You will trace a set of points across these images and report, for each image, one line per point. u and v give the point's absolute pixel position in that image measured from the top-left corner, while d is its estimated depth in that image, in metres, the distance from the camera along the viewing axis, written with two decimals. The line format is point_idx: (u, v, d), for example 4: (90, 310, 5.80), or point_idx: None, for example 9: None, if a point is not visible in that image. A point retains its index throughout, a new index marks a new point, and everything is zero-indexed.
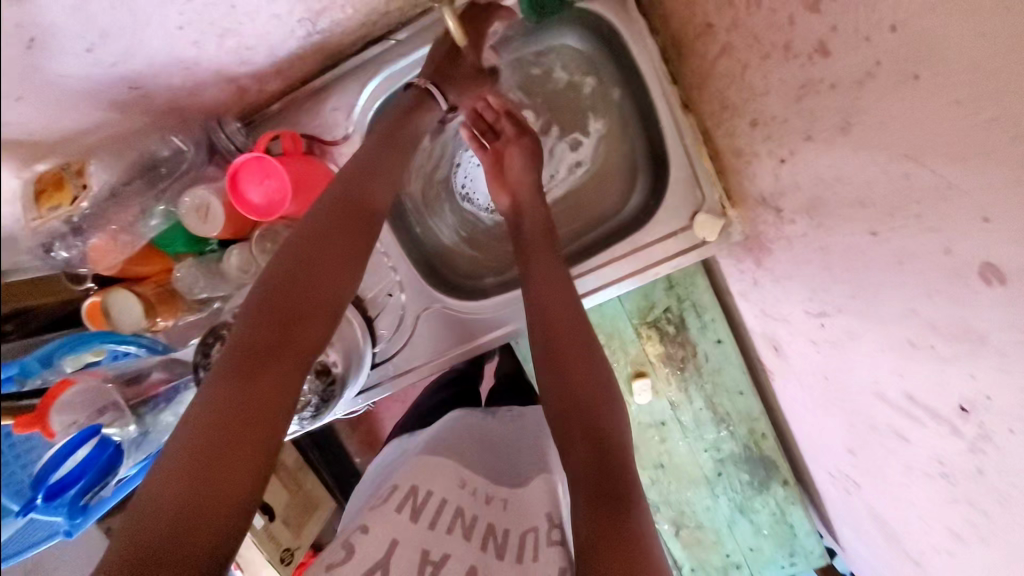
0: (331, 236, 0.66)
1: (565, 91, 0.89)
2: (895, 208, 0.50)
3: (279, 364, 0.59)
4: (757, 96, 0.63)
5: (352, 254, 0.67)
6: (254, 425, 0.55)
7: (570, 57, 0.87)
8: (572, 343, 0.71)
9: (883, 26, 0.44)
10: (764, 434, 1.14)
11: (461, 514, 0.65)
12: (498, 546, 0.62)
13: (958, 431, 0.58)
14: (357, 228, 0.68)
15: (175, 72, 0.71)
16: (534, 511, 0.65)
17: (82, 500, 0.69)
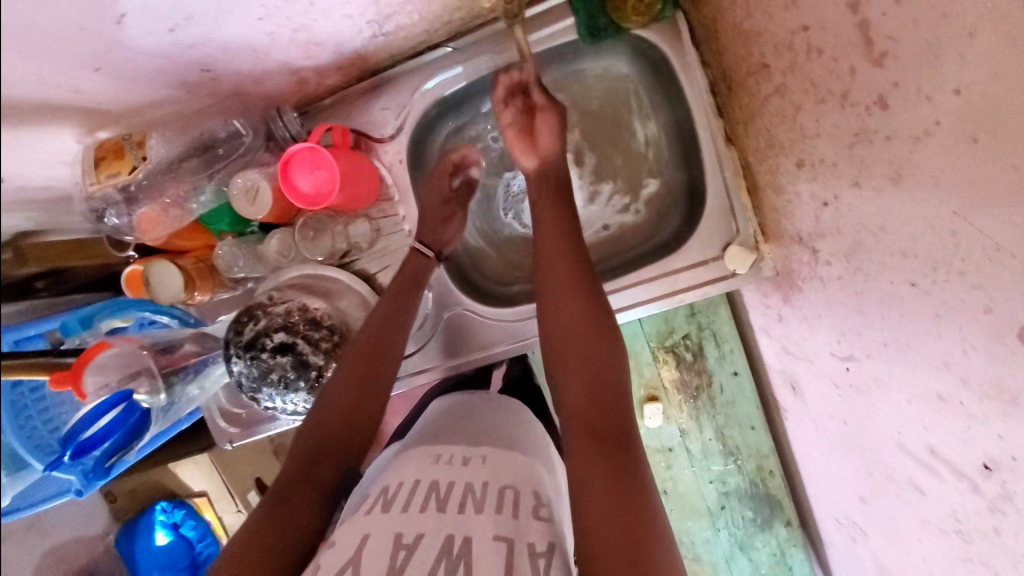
0: (376, 352, 0.73)
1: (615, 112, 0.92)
2: (939, 263, 0.51)
3: (347, 421, 0.68)
4: (807, 138, 0.63)
5: (392, 363, 0.74)
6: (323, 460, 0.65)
7: (638, 118, 0.91)
8: (584, 342, 0.68)
9: (948, 88, 0.46)
10: (772, 471, 1.14)
11: (436, 486, 0.60)
12: (477, 502, 0.58)
13: (978, 489, 0.58)
14: (396, 345, 0.76)
15: (246, 60, 0.73)
16: (517, 476, 0.63)
17: (107, 462, 0.73)
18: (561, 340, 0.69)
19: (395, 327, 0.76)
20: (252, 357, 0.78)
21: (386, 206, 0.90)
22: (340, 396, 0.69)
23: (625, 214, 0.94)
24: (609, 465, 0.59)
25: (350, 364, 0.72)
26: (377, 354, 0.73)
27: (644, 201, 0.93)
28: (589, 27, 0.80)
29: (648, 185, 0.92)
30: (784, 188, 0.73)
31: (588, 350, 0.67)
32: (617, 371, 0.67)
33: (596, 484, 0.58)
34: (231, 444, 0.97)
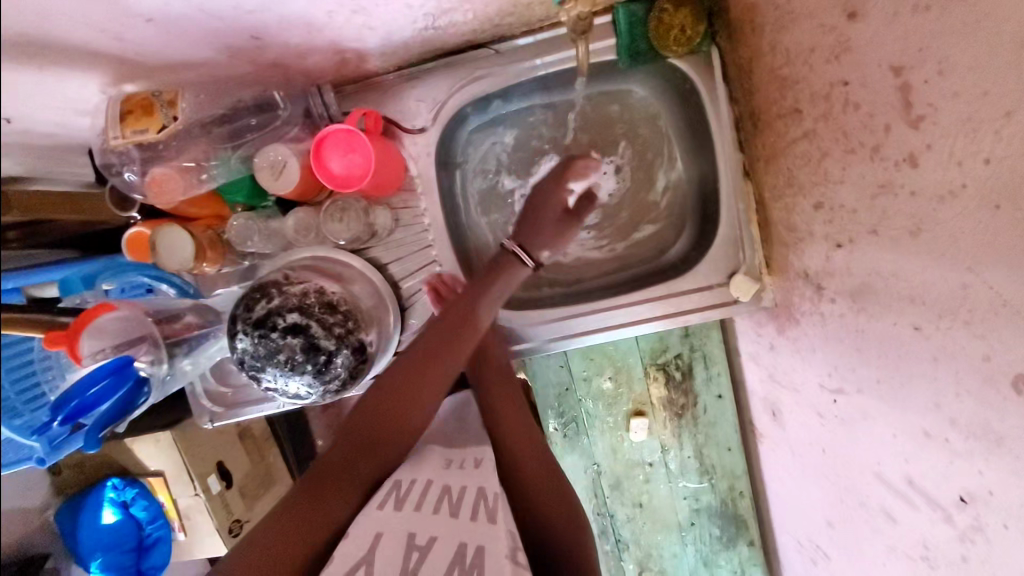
0: (433, 360, 0.75)
1: (642, 134, 0.94)
2: (945, 310, 0.56)
3: (389, 428, 0.72)
4: (829, 182, 0.69)
5: (445, 374, 0.75)
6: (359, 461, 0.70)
7: (663, 164, 0.94)
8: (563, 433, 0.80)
9: (980, 156, 0.50)
10: (742, 492, 1.19)
11: (448, 491, 0.64)
12: (489, 505, 0.61)
13: (951, 520, 0.64)
14: (451, 363, 0.76)
15: (297, 34, 0.72)
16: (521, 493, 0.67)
17: (100, 432, 0.73)
18: (513, 432, 0.80)
19: (456, 345, 0.76)
20: (260, 336, 0.74)
21: (408, 197, 0.90)
22: (386, 403, 0.72)
23: (594, 248, 0.98)
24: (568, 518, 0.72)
25: (404, 367, 0.75)
26: (433, 371, 0.75)
27: (628, 239, 0.97)
28: (630, 50, 0.83)
29: (646, 226, 0.96)
30: (797, 227, 0.78)
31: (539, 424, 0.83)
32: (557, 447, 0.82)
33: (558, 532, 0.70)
34: (211, 423, 0.93)
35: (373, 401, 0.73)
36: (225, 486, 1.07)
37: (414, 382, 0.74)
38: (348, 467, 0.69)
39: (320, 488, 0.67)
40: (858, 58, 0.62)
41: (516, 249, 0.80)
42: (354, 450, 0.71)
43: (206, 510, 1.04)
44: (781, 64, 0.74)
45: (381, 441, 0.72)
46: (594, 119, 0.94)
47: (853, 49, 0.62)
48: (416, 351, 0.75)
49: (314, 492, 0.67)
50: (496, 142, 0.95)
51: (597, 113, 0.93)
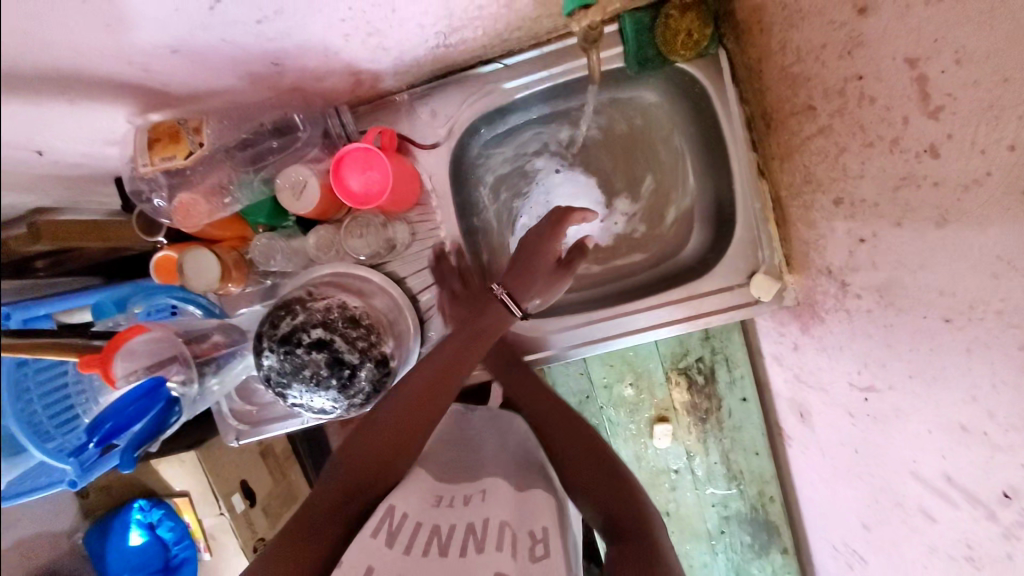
0: (430, 397, 0.72)
1: (645, 141, 0.96)
2: (975, 302, 0.57)
3: (380, 465, 0.68)
4: (848, 178, 0.69)
5: (434, 413, 0.72)
6: (346, 501, 0.65)
7: (673, 171, 0.95)
8: (586, 466, 0.72)
9: (1003, 144, 0.51)
10: (772, 498, 1.16)
11: (437, 530, 0.59)
12: (478, 543, 0.57)
13: (993, 516, 0.63)
14: (444, 400, 0.73)
15: (315, 58, 0.74)
16: (525, 518, 0.61)
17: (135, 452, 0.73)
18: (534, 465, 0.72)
19: (449, 380, 0.73)
20: (286, 352, 0.76)
21: (423, 211, 0.91)
22: (379, 440, 0.69)
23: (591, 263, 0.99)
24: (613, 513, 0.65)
25: (395, 408, 0.71)
26: (427, 409, 0.71)
27: (620, 257, 0.98)
28: (638, 58, 0.84)
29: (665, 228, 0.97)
30: (816, 223, 0.77)
31: (556, 421, 0.78)
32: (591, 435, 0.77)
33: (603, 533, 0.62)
34: (237, 441, 0.94)
35: (365, 439, 0.69)
36: (250, 504, 1.07)
37: (409, 419, 0.70)
38: (333, 508, 0.64)
39: (300, 529, 0.62)
40: (871, 53, 0.62)
41: (504, 296, 0.76)
42: (342, 489, 0.66)
43: (231, 528, 1.03)
44: (791, 62, 0.74)
45: (370, 478, 0.67)
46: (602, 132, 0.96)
47: (867, 43, 0.62)
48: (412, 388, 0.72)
49: (295, 533, 0.61)
50: (541, 132, 0.96)
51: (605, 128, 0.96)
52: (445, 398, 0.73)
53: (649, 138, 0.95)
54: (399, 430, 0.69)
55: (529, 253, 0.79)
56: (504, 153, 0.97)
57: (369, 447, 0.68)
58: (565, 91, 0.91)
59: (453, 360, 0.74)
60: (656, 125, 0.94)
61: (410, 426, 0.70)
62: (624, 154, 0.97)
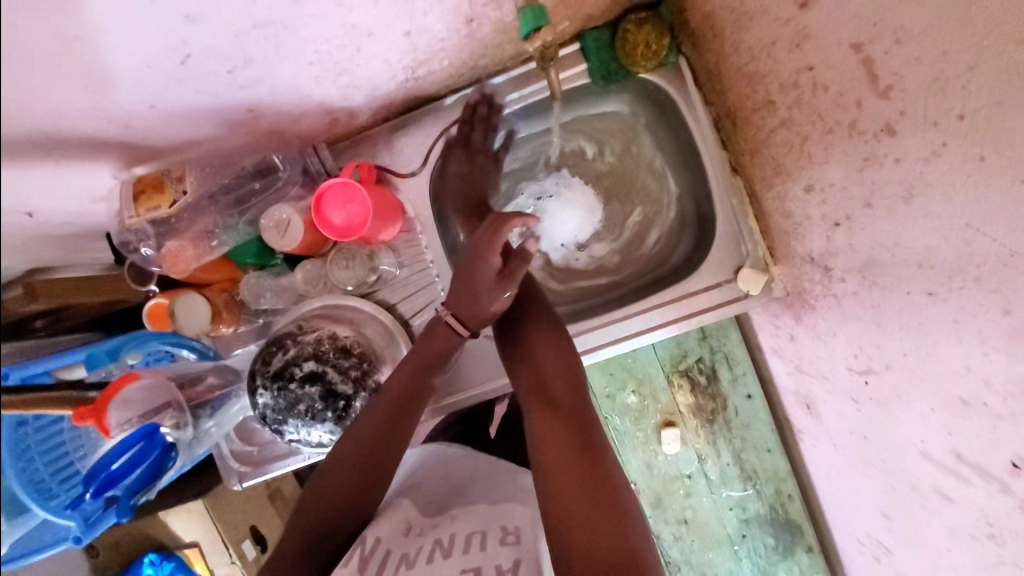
0: (399, 415, 0.72)
1: (624, 151, 0.96)
2: (954, 271, 0.63)
3: (355, 486, 0.67)
4: (815, 165, 0.71)
5: (400, 424, 0.72)
6: (329, 532, 0.65)
7: (655, 181, 0.95)
8: (569, 403, 0.69)
9: (953, 113, 0.60)
10: (790, 496, 1.13)
11: (406, 555, 0.60)
12: (444, 551, 0.59)
13: (1009, 489, 0.66)
14: (409, 421, 0.73)
15: (288, 101, 0.76)
16: (490, 520, 0.63)
17: (132, 500, 0.74)
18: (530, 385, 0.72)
19: (413, 398, 0.74)
20: (280, 387, 0.78)
21: (408, 237, 0.93)
22: (350, 459, 0.68)
23: (558, 281, 0.98)
24: (578, 470, 0.62)
25: (365, 421, 0.71)
26: (396, 427, 0.72)
27: (597, 275, 0.98)
28: (603, 71, 0.87)
29: (650, 236, 0.96)
30: (793, 212, 0.77)
31: (544, 348, 0.74)
32: (574, 361, 0.74)
33: (568, 501, 0.60)
34: (241, 484, 0.94)
35: (338, 462, 0.68)
36: (261, 550, 1.05)
37: (378, 437, 0.70)
38: (315, 538, 0.64)
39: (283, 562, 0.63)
40: (818, 43, 0.69)
41: (450, 319, 0.76)
42: (321, 518, 0.66)
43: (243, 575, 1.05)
44: (746, 61, 0.77)
45: (347, 503, 0.66)
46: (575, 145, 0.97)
47: (813, 35, 0.69)
48: (383, 404, 0.73)
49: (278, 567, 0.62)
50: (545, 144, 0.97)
51: (578, 142, 0.97)
52: (414, 413, 0.74)
53: (628, 143, 0.95)
54: (373, 451, 0.69)
55: (468, 269, 0.72)
56: (511, 156, 0.97)
57: (343, 471, 0.68)
58: (535, 110, 0.93)
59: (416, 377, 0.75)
60: (635, 144, 0.95)
61: (381, 446, 0.70)
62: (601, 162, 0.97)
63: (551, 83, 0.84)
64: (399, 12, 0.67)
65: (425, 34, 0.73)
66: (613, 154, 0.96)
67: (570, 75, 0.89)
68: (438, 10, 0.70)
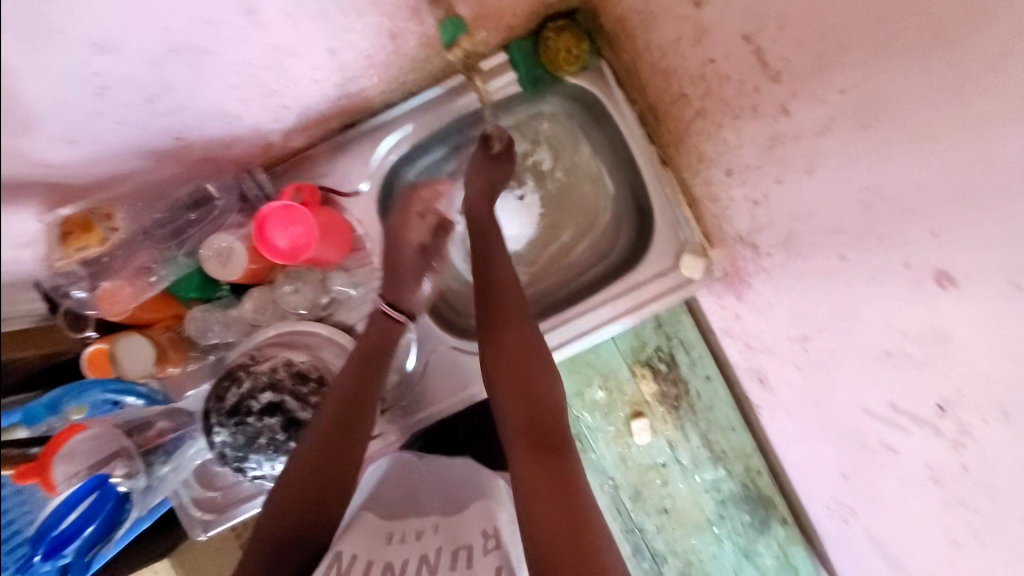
0: (354, 412, 0.73)
1: (566, 151, 1.01)
2: (860, 234, 0.61)
3: (319, 492, 0.65)
4: (730, 149, 0.76)
5: (357, 428, 0.72)
6: (295, 541, 0.61)
7: (592, 185, 1.01)
8: (530, 391, 0.73)
9: (836, 89, 0.56)
10: (759, 470, 1.18)
11: (389, 568, 0.57)
12: (431, 568, 0.57)
13: (940, 430, 0.65)
14: (365, 419, 0.74)
15: (218, 126, 0.75)
16: (469, 529, 0.61)
17: (86, 556, 0.72)
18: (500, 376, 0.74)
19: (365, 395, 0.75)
20: (237, 423, 0.75)
21: (359, 256, 0.93)
22: (311, 460, 0.67)
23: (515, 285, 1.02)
24: (558, 483, 0.63)
25: (320, 420, 0.71)
26: (354, 423, 0.72)
27: (549, 277, 1.02)
28: (530, 79, 0.92)
29: (595, 234, 1.02)
30: (720, 196, 0.84)
31: (511, 339, 0.77)
32: (541, 351, 0.77)
33: (550, 517, 0.59)
34: (206, 533, 0.87)
35: (297, 467, 0.67)
36: None
37: (336, 435, 0.70)
38: (280, 551, 0.60)
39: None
40: (715, 38, 0.70)
41: (386, 308, 0.83)
42: (282, 530, 0.62)
43: None
44: (658, 60, 0.83)
45: (313, 510, 0.64)
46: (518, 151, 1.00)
47: (709, 30, 0.71)
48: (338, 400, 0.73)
49: None
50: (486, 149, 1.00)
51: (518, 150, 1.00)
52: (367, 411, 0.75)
53: (568, 147, 1.01)
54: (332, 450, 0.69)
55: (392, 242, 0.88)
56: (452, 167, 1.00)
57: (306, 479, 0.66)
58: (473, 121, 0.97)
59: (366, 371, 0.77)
60: (573, 146, 1.01)
61: (339, 444, 0.70)
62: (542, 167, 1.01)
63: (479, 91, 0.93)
64: (322, 33, 0.68)
65: (351, 51, 0.74)
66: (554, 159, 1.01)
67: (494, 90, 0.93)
68: (360, 27, 0.71)
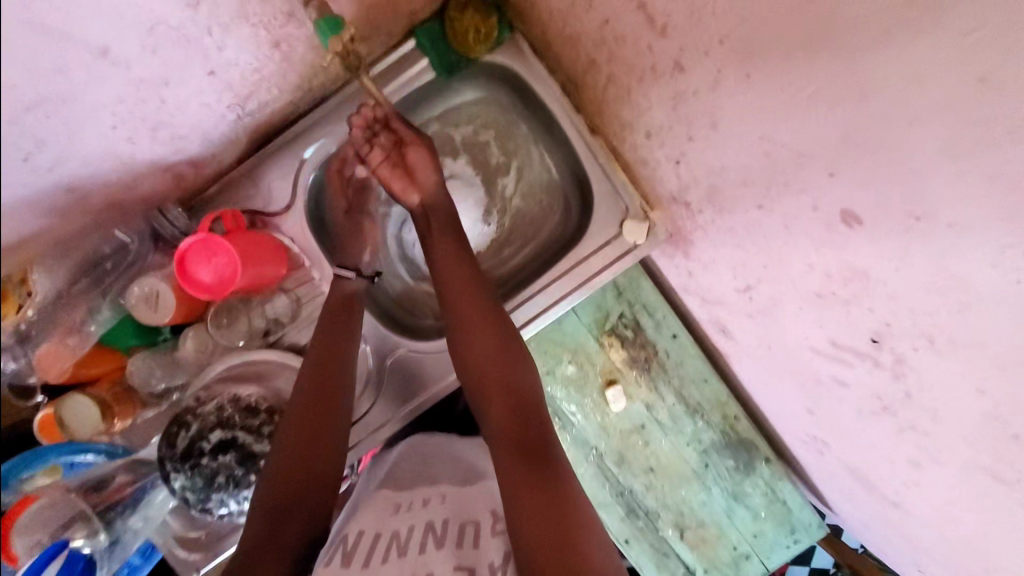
0: (330, 391, 0.75)
1: (508, 140, 1.00)
2: (770, 181, 0.60)
3: (304, 473, 0.68)
4: (643, 112, 0.74)
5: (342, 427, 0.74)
6: (287, 518, 0.63)
7: (535, 170, 1.01)
8: (502, 374, 0.73)
9: (714, 41, 0.55)
10: (736, 416, 1.20)
11: (396, 536, 0.60)
12: (438, 539, 0.58)
13: (881, 361, 0.64)
14: (342, 397, 0.76)
15: (108, 165, 0.71)
16: (477, 508, 0.64)
17: None
18: (477, 359, 0.75)
19: (342, 373, 0.78)
20: (193, 467, 0.75)
21: (301, 274, 0.91)
22: (293, 443, 0.69)
23: None
24: (528, 459, 0.63)
25: (298, 399, 0.74)
26: (332, 404, 0.74)
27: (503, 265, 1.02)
28: (444, 65, 0.88)
29: (548, 217, 1.01)
30: (646, 159, 0.82)
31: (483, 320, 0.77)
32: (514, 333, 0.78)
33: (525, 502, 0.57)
34: (199, 571, 0.85)
35: (283, 445, 0.69)
36: None
37: (315, 416, 0.72)
38: (275, 526, 0.62)
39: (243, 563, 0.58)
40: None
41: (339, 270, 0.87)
42: (275, 503, 0.64)
43: None
44: (562, 28, 0.80)
45: (302, 487, 0.67)
46: (478, 137, 1.00)
47: None
48: (313, 384, 0.75)
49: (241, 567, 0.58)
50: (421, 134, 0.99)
51: (479, 136, 1.00)
52: (346, 390, 0.77)
53: (505, 133, 1.00)
54: (311, 430, 0.71)
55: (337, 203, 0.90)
56: None
57: (294, 464, 0.68)
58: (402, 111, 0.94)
59: (336, 347, 0.79)
60: (515, 133, 0.99)
61: (317, 425, 0.72)
62: (496, 164, 1.01)
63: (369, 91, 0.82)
64: (190, 56, 0.64)
65: (233, 69, 0.70)
66: (509, 157, 1.01)
67: (402, 83, 0.90)
68: (234, 44, 0.67)
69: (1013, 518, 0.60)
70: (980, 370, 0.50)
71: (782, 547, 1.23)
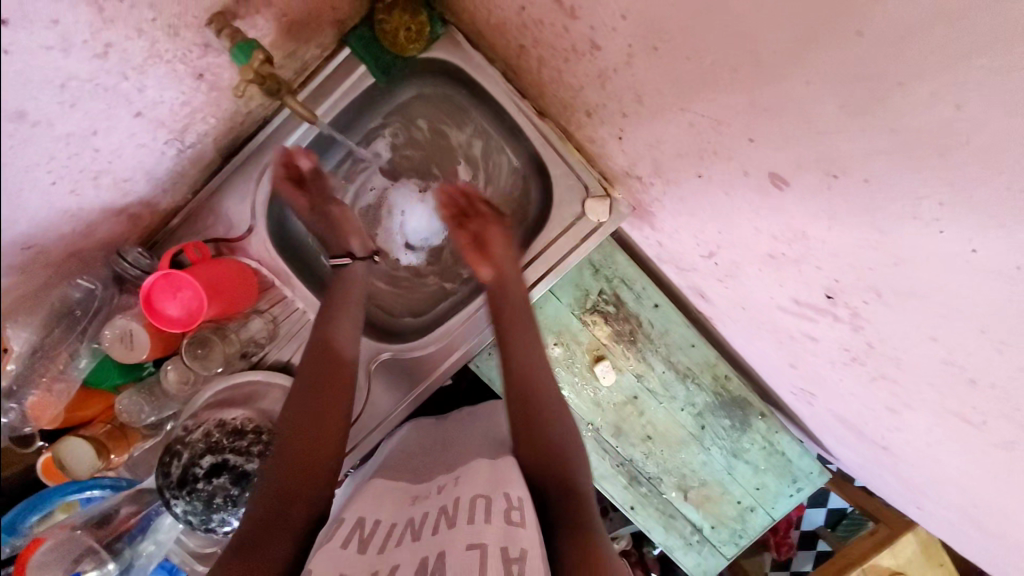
0: (334, 380, 0.75)
1: (476, 136, 0.98)
2: (702, 152, 0.59)
3: (310, 460, 0.68)
4: (577, 92, 0.73)
5: (346, 404, 0.74)
6: (292, 499, 0.64)
7: (497, 162, 1.00)
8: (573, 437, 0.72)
9: (619, 17, 0.53)
10: (726, 374, 1.21)
11: (411, 523, 0.60)
12: (450, 519, 0.57)
13: (839, 315, 0.63)
14: (347, 383, 0.76)
15: (62, 223, 0.67)
16: (508, 485, 0.62)
17: None
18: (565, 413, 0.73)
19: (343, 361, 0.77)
20: (190, 492, 0.78)
21: (272, 293, 0.93)
22: (296, 435, 0.69)
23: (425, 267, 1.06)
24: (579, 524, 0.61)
25: (298, 390, 0.73)
26: (337, 390, 0.74)
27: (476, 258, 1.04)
28: (380, 67, 0.88)
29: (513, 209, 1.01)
30: (593, 137, 0.81)
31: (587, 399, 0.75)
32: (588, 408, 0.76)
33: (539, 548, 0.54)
34: None
35: (288, 433, 0.69)
36: None
37: (322, 405, 0.72)
38: (280, 506, 0.63)
39: (248, 540, 0.60)
40: None
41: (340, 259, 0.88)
42: (282, 482, 0.65)
43: None
44: (487, 16, 0.78)
45: (307, 470, 0.67)
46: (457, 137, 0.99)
47: None
48: (317, 373, 0.75)
49: (247, 542, 0.59)
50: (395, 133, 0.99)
51: (466, 139, 0.99)
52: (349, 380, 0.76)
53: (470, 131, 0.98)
54: (318, 418, 0.71)
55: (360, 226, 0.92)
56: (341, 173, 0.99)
57: (301, 452, 0.68)
58: (352, 117, 0.93)
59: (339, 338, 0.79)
60: (481, 131, 0.97)
61: (324, 413, 0.71)
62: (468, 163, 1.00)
63: (299, 111, 0.81)
64: (113, 101, 0.64)
65: (160, 106, 0.71)
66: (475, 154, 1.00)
67: (341, 92, 0.89)
68: (153, 82, 0.67)
69: (989, 456, 0.60)
70: (927, 319, 0.50)
71: (786, 496, 1.25)
